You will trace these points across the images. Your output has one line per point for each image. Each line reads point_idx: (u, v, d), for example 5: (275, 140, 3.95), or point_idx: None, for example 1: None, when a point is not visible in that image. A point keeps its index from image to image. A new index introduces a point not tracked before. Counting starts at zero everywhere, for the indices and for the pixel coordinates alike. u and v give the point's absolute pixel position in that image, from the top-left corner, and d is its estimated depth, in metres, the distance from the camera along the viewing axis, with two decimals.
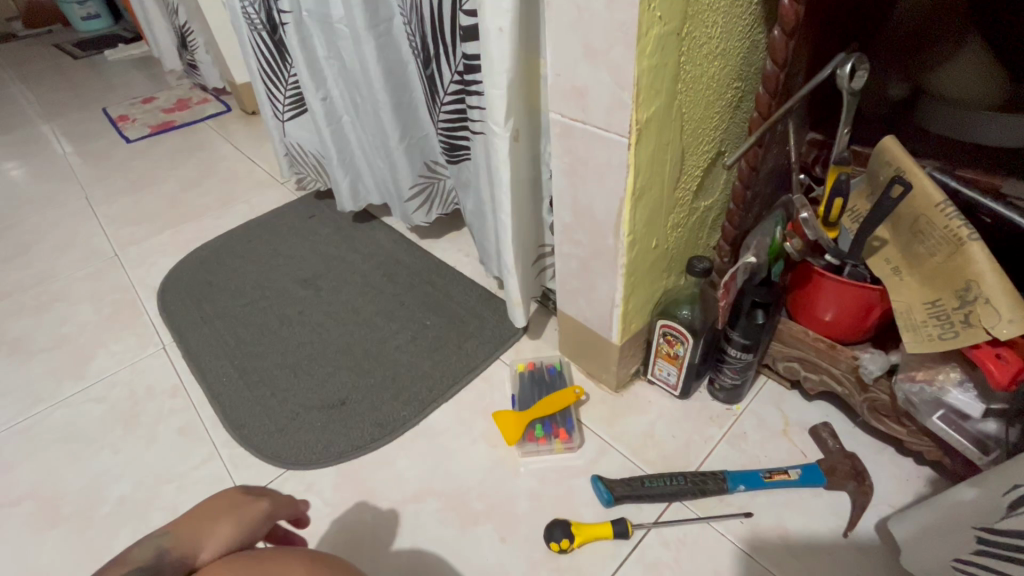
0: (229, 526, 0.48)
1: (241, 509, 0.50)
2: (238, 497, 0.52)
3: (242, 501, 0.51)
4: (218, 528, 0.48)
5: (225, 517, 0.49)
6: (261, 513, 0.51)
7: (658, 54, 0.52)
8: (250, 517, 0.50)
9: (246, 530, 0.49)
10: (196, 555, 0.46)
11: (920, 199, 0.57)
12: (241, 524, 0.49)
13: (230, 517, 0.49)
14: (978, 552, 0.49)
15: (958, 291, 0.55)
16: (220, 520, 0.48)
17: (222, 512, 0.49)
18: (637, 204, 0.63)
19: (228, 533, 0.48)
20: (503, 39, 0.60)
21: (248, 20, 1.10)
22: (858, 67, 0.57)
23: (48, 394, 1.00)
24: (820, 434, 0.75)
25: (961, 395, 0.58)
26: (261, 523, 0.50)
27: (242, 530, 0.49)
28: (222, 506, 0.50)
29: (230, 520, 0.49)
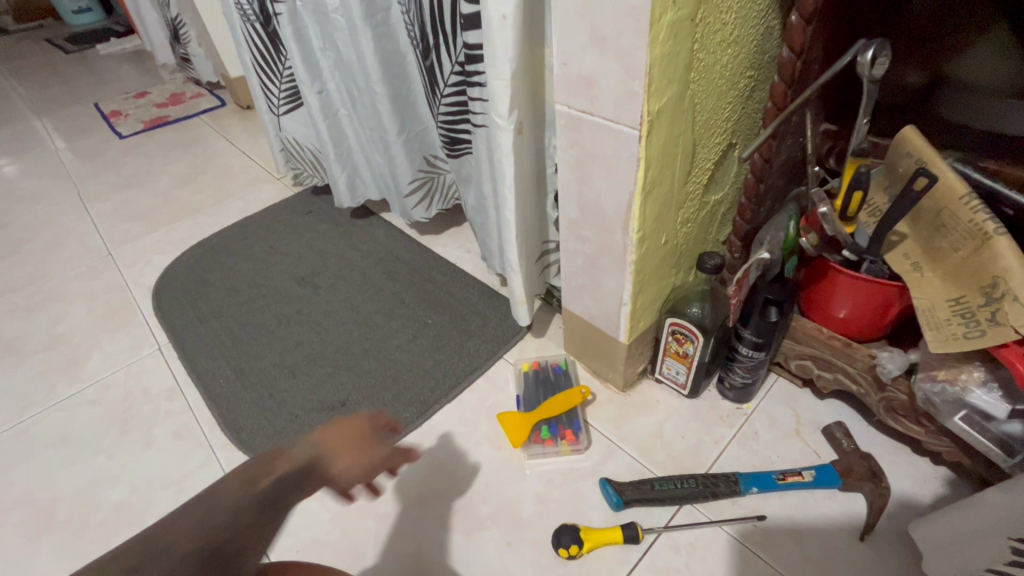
0: (361, 453, 0.55)
1: (368, 441, 0.57)
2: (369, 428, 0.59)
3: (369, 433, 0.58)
4: (354, 447, 0.55)
5: (358, 443, 0.56)
6: (384, 448, 0.58)
7: (672, 41, 0.49)
8: (375, 453, 0.56)
9: (370, 458, 0.56)
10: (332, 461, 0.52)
11: (942, 192, 0.55)
12: (367, 453, 0.56)
13: (363, 446, 0.56)
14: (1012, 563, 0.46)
15: (984, 288, 0.53)
16: (353, 444, 0.55)
17: (357, 439, 0.56)
18: (647, 199, 0.60)
19: (358, 454, 0.55)
20: (506, 26, 0.57)
21: (241, 11, 1.07)
22: (880, 54, 0.54)
23: (41, 397, 0.98)
24: (834, 434, 0.73)
25: (983, 396, 0.55)
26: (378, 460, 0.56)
27: (366, 460, 0.55)
28: (356, 434, 0.57)
29: (361, 449, 0.55)
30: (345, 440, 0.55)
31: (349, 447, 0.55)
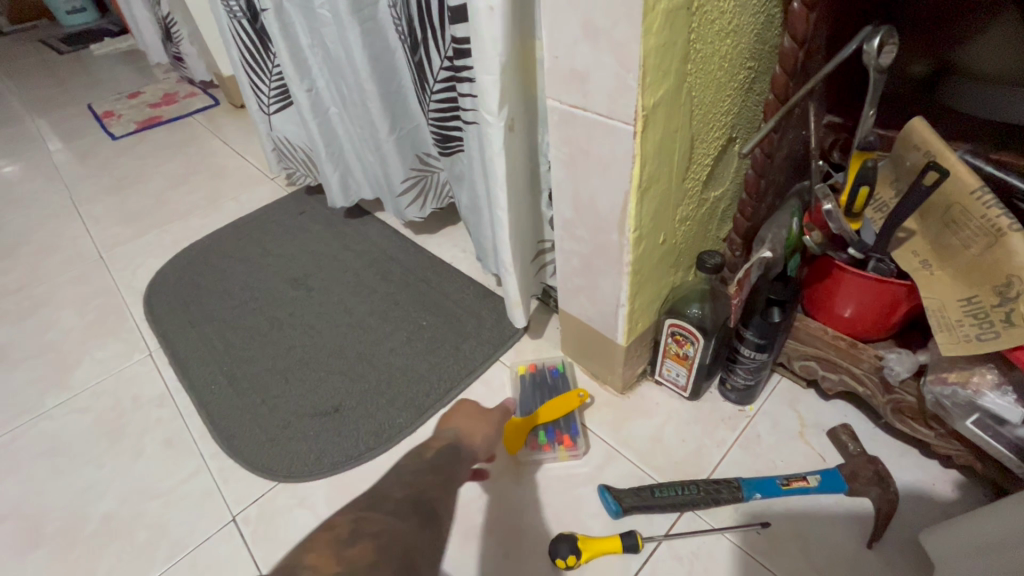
0: (479, 422, 0.70)
1: (479, 405, 0.74)
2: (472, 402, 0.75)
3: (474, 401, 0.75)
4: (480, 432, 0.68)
5: (474, 406, 0.73)
6: (497, 417, 0.72)
7: (667, 31, 0.47)
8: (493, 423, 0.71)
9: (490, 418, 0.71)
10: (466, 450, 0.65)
11: (954, 186, 0.53)
12: (484, 416, 0.71)
13: (483, 422, 0.70)
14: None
15: (997, 287, 0.51)
16: (471, 415, 0.71)
17: (472, 407, 0.73)
18: (644, 198, 0.58)
19: (478, 423, 0.70)
20: (495, 18, 0.54)
21: (227, 8, 1.04)
22: (887, 41, 0.51)
23: (31, 406, 0.96)
24: (839, 437, 0.71)
25: (996, 399, 0.53)
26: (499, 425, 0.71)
27: (490, 414, 0.72)
28: (467, 405, 0.73)
29: (478, 417, 0.71)
30: (464, 408, 0.73)
31: (467, 417, 0.70)
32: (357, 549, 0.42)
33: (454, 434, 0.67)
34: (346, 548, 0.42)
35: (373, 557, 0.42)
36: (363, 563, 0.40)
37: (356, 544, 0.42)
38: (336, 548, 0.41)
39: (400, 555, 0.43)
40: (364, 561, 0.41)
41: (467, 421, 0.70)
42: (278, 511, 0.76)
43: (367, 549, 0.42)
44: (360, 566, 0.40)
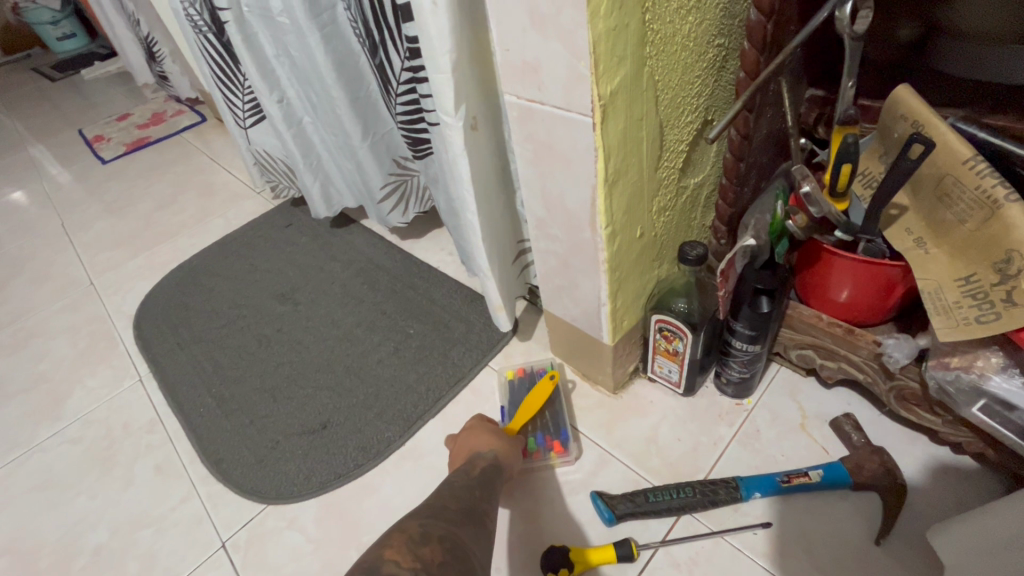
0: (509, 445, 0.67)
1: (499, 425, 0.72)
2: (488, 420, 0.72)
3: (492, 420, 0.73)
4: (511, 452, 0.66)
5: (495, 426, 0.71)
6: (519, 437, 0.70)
7: (617, 13, 0.43)
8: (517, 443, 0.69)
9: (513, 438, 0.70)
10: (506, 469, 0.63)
11: (945, 156, 0.49)
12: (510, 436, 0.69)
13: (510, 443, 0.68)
14: None
15: (997, 264, 0.47)
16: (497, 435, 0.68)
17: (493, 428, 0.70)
18: (612, 192, 0.54)
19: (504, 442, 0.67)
20: (440, 14, 0.51)
21: (192, 23, 1.01)
22: (862, 6, 0.47)
23: (25, 438, 0.96)
24: (843, 427, 0.67)
25: (1004, 383, 0.49)
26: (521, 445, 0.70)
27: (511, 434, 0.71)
28: (487, 425, 0.71)
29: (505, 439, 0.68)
30: (485, 428, 0.70)
31: (495, 437, 0.68)
32: (428, 550, 0.40)
33: (493, 454, 0.63)
34: (418, 547, 0.40)
35: (441, 559, 0.40)
36: (433, 565, 0.39)
37: (427, 544, 0.41)
38: (410, 546, 0.40)
39: (462, 560, 0.41)
40: (436, 561, 0.39)
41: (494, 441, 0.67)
42: (268, 533, 0.75)
43: (437, 550, 0.41)
44: (432, 567, 0.39)
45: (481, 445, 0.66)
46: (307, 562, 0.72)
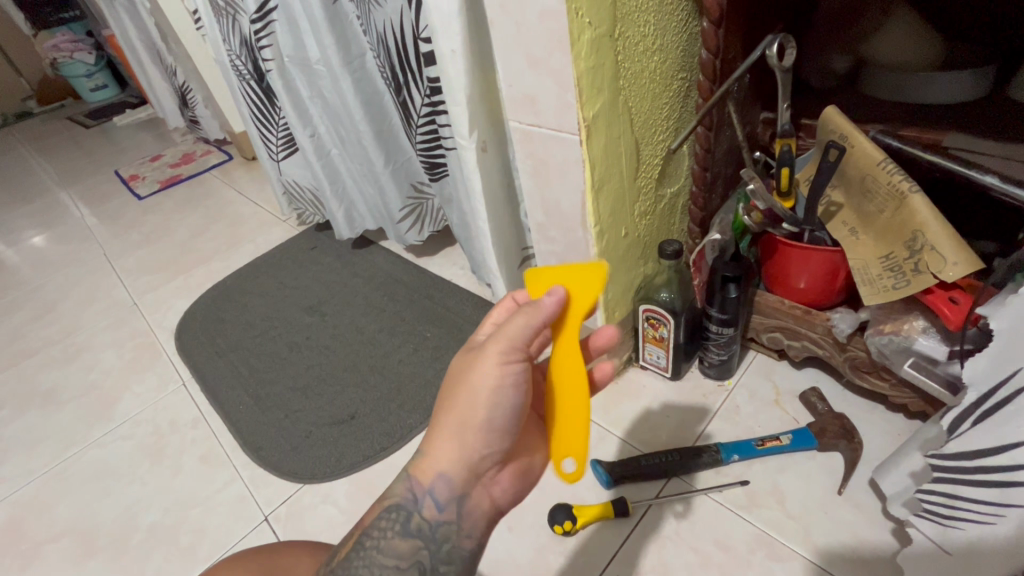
0: (462, 446, 0.48)
1: (489, 378, 0.48)
2: (483, 353, 0.48)
3: (489, 357, 0.48)
4: (446, 441, 0.48)
5: (477, 387, 0.48)
6: (472, 411, 0.48)
7: (595, 56, 0.56)
8: (473, 413, 0.47)
9: (491, 422, 0.48)
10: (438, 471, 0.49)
11: (862, 159, 0.61)
12: (483, 419, 0.48)
13: (458, 418, 0.48)
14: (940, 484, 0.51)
15: (907, 242, 0.58)
16: (451, 426, 0.48)
17: (465, 394, 0.48)
18: (599, 196, 0.67)
19: (457, 424, 0.48)
20: (457, 59, 0.65)
21: (237, 72, 1.17)
22: (787, 45, 0.61)
23: (81, 437, 1.06)
24: (809, 399, 0.77)
25: (926, 341, 0.60)
26: (493, 403, 0.48)
27: (496, 415, 0.48)
28: (466, 374, 0.49)
29: (465, 435, 0.48)
30: (460, 379, 0.49)
31: (448, 433, 0.48)
32: None
33: (411, 470, 0.50)
34: None
35: None
36: None
37: None
38: None
39: None
40: None
41: (446, 421, 0.48)
42: (305, 508, 0.85)
43: None
44: None
45: (430, 427, 0.50)
46: (342, 531, 0.81)
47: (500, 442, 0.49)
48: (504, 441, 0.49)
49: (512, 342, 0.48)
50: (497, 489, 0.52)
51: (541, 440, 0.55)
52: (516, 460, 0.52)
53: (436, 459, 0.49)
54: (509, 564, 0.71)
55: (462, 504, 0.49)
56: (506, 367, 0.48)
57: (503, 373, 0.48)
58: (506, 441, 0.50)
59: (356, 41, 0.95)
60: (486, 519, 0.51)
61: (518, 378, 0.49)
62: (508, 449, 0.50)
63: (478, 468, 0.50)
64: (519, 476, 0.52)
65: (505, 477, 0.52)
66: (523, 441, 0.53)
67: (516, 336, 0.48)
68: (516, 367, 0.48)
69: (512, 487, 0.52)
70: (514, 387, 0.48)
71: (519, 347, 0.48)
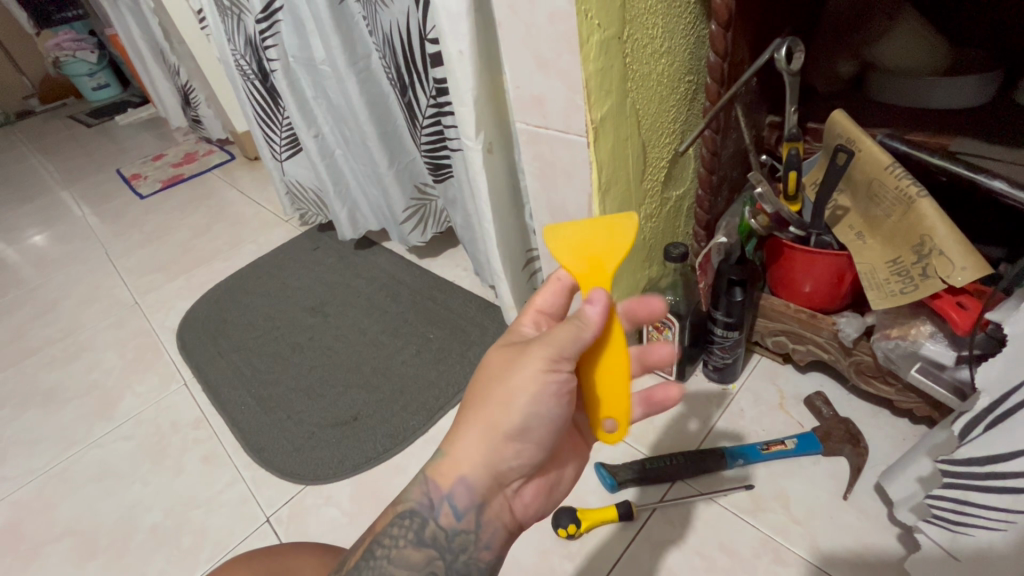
0: (491, 451, 0.48)
1: (533, 385, 0.46)
2: (530, 356, 0.47)
3: (537, 363, 0.46)
4: (475, 442, 0.48)
5: (516, 392, 0.46)
6: (506, 417, 0.47)
7: (603, 58, 0.56)
8: (508, 418, 0.46)
9: (526, 431, 0.47)
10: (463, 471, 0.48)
11: (870, 163, 0.61)
12: (519, 428, 0.47)
13: (492, 422, 0.47)
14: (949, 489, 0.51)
15: (915, 247, 0.58)
16: (484, 430, 0.47)
17: (503, 398, 0.46)
18: (606, 198, 0.66)
19: (490, 428, 0.47)
20: (465, 61, 0.65)
21: (242, 71, 1.17)
22: (795, 49, 0.60)
23: (82, 436, 1.06)
24: (814, 403, 0.76)
25: (933, 345, 0.60)
26: (531, 410, 0.46)
27: (531, 424, 0.47)
28: (507, 375, 0.47)
29: (497, 441, 0.47)
30: (499, 379, 0.48)
31: (480, 433, 0.47)
32: None
33: (434, 467, 0.49)
34: None
35: None
36: None
37: None
38: None
39: None
40: None
41: (478, 422, 0.48)
42: (308, 509, 0.84)
43: None
44: None
45: (458, 426, 0.49)
46: (345, 532, 0.81)
47: (532, 453, 0.49)
48: (536, 454, 0.49)
49: (563, 350, 0.46)
50: (517, 502, 0.52)
51: (569, 462, 0.56)
52: (541, 476, 0.53)
53: (459, 460, 0.48)
54: (513, 567, 0.71)
55: (481, 513, 0.49)
56: (551, 376, 0.46)
57: (546, 382, 0.46)
58: (536, 454, 0.49)
59: (361, 41, 0.96)
60: (505, 531, 0.51)
61: (560, 389, 0.47)
62: (535, 463, 0.50)
63: (504, 476, 0.49)
64: (541, 491, 0.53)
65: (528, 490, 0.52)
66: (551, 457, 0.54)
67: (568, 343, 0.46)
68: (561, 378, 0.47)
69: (533, 501, 0.53)
70: (555, 399, 0.47)
71: (570, 356, 0.46)
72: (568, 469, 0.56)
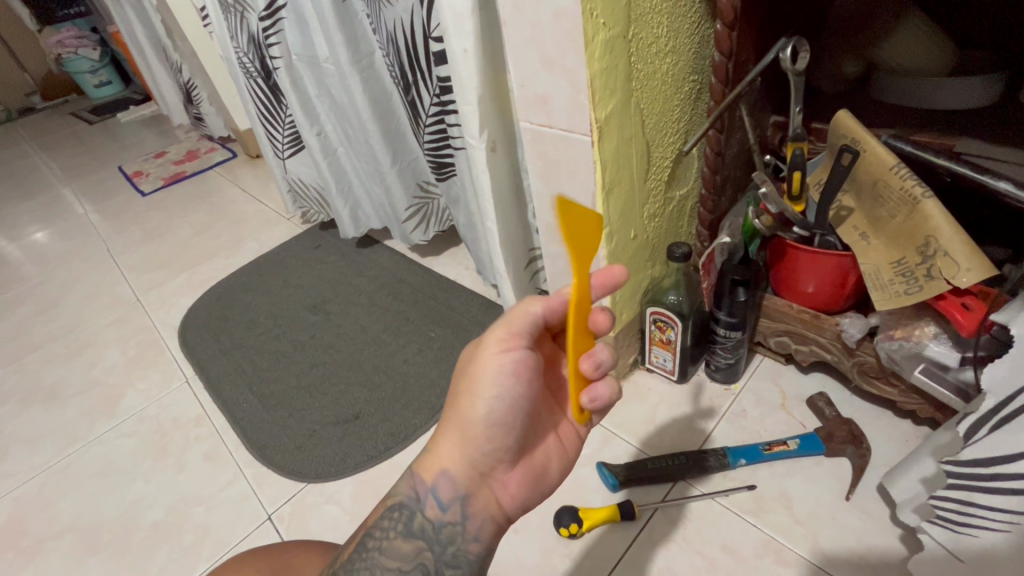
0: (465, 441, 0.48)
1: (489, 367, 0.47)
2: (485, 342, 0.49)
3: (490, 345, 0.48)
4: (448, 435, 0.49)
5: (477, 377, 0.47)
6: (469, 404, 0.47)
7: (607, 57, 0.56)
8: (471, 404, 0.47)
9: (493, 415, 0.47)
10: (443, 466, 0.49)
11: (874, 163, 0.60)
12: (485, 412, 0.47)
13: (458, 411, 0.48)
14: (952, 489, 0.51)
15: (920, 247, 0.58)
16: (456, 421, 0.48)
17: (467, 385, 0.48)
18: (609, 197, 0.66)
19: (458, 416, 0.48)
20: (469, 59, 0.65)
21: (245, 69, 1.17)
22: (800, 49, 0.60)
23: (84, 433, 1.06)
24: (816, 404, 0.76)
25: (937, 347, 0.61)
26: (491, 392, 0.47)
27: (499, 408, 0.47)
28: (469, 366, 0.49)
29: (467, 430, 0.48)
30: (464, 372, 0.50)
31: (452, 427, 0.49)
32: None
33: (417, 468, 0.50)
34: None
35: None
36: None
37: None
38: None
39: None
40: None
41: (450, 415, 0.49)
42: (309, 507, 0.84)
43: None
44: None
45: (438, 426, 0.50)
46: (346, 530, 0.81)
47: (504, 436, 0.48)
48: (509, 437, 0.49)
49: (513, 325, 0.49)
50: (505, 492, 0.50)
51: (556, 448, 0.54)
52: (529, 466, 0.51)
53: (440, 457, 0.49)
54: (514, 566, 0.71)
55: (465, 505, 0.49)
56: (506, 355, 0.48)
57: (502, 361, 0.48)
58: (511, 438, 0.49)
59: (365, 40, 0.95)
60: (494, 524, 0.50)
61: (518, 367, 0.48)
62: (513, 448, 0.50)
63: (483, 466, 0.49)
64: (529, 480, 0.51)
65: (514, 481, 0.51)
66: (535, 445, 0.52)
67: (518, 320, 0.49)
68: (516, 355, 0.48)
69: (521, 492, 0.51)
70: (515, 377, 0.48)
71: (520, 332, 0.49)
72: (559, 462, 0.54)
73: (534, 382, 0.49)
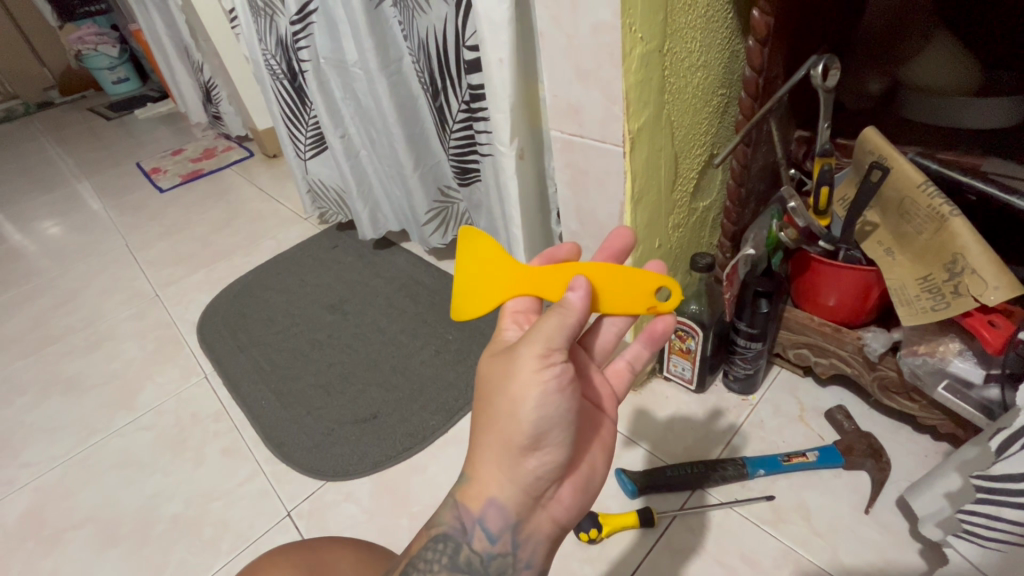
0: (512, 467, 0.48)
1: (532, 389, 0.45)
2: (520, 362, 0.46)
3: (528, 365, 0.46)
4: (495, 462, 0.48)
5: (519, 401, 0.45)
6: (514, 433, 0.46)
7: (643, 70, 0.57)
8: (518, 431, 0.46)
9: (540, 436, 0.47)
10: (494, 495, 0.49)
11: (902, 181, 0.61)
12: (533, 434, 0.46)
13: (502, 439, 0.47)
14: (980, 503, 0.51)
15: (947, 264, 0.59)
16: (502, 448, 0.47)
17: (509, 411, 0.46)
18: (638, 207, 0.67)
19: (504, 443, 0.47)
20: (503, 68, 0.67)
21: (271, 71, 1.19)
22: (831, 66, 0.61)
23: (103, 426, 1.07)
24: (835, 417, 0.77)
25: (961, 363, 0.61)
26: (537, 413, 0.46)
27: (544, 429, 0.47)
28: (504, 389, 0.47)
29: (515, 455, 0.47)
30: (498, 396, 0.47)
31: (496, 456, 0.48)
32: None
33: (460, 496, 0.51)
34: None
35: None
36: None
37: None
38: None
39: None
40: None
41: (494, 443, 0.48)
42: (328, 505, 0.85)
43: None
44: None
45: (477, 452, 0.49)
46: (365, 529, 0.82)
47: (554, 456, 0.48)
48: (557, 454, 0.48)
49: (550, 341, 0.46)
50: (558, 506, 0.51)
51: (597, 448, 0.54)
52: (572, 475, 0.52)
53: (486, 486, 0.49)
54: None
55: (516, 533, 0.49)
56: (548, 372, 0.46)
57: (545, 380, 0.46)
58: (560, 456, 0.48)
59: (394, 45, 0.97)
60: (548, 544, 0.51)
61: (562, 381, 0.46)
62: (562, 465, 0.49)
63: (534, 489, 0.49)
64: (580, 489, 0.52)
65: (566, 493, 0.51)
66: (577, 453, 0.52)
67: (557, 332, 0.46)
68: (557, 371, 0.46)
69: (574, 503, 0.52)
70: (559, 391, 0.46)
71: (559, 345, 0.46)
72: (602, 458, 0.55)
73: (576, 395, 0.48)
